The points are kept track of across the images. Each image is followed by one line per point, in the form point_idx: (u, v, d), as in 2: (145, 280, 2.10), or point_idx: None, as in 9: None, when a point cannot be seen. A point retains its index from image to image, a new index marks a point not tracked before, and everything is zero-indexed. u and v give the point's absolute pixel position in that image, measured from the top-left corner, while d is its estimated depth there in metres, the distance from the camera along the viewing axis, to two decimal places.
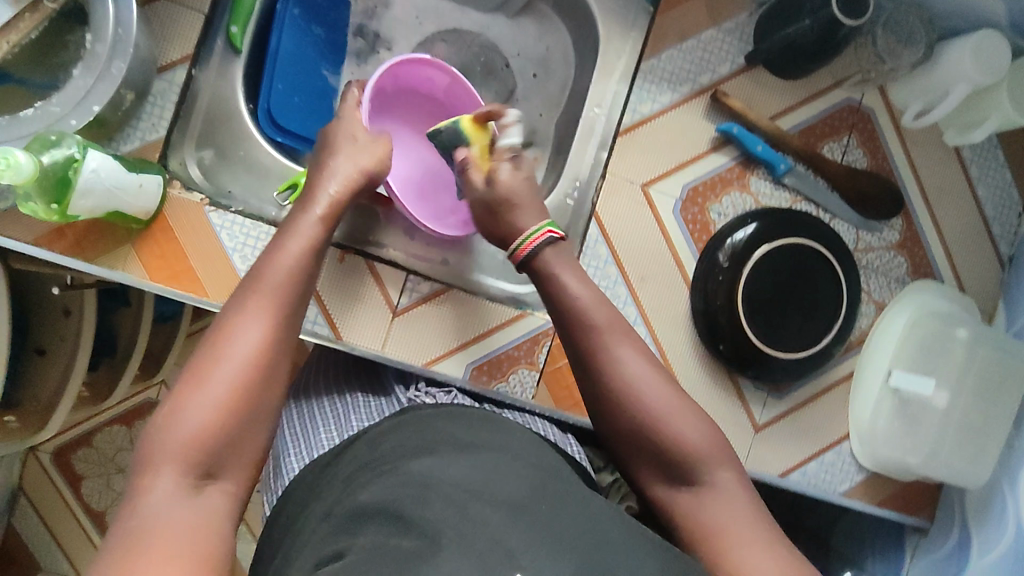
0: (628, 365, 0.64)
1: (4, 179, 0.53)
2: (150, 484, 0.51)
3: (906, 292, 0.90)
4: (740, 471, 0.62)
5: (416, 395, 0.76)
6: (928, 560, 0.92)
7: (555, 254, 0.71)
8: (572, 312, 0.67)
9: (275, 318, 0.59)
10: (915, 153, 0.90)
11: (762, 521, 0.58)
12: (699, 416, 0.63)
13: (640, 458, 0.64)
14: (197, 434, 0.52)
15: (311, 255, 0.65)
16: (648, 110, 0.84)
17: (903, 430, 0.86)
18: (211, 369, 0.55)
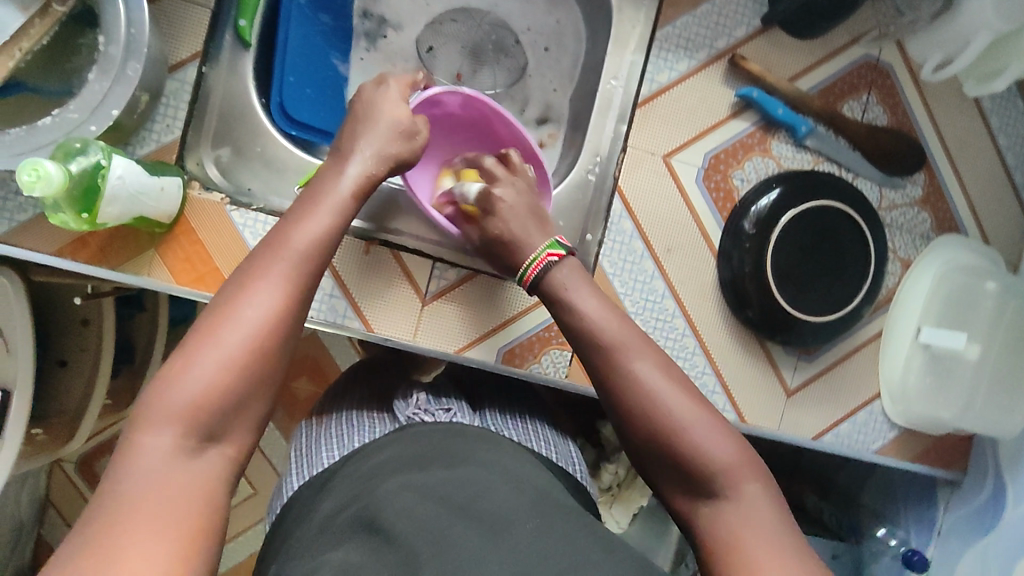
0: (644, 377, 0.61)
1: (36, 191, 0.53)
2: (147, 437, 0.49)
3: (933, 247, 0.90)
4: (772, 488, 0.56)
5: (415, 414, 0.67)
6: (963, 510, 0.94)
7: (565, 272, 0.71)
8: (587, 326, 0.66)
9: (291, 286, 0.57)
10: (935, 106, 0.89)
11: (793, 547, 0.51)
12: (723, 428, 0.59)
13: (661, 470, 0.59)
14: (199, 395, 0.51)
15: (332, 230, 0.62)
16: (665, 79, 0.83)
17: (936, 386, 0.86)
18: (221, 332, 0.53)
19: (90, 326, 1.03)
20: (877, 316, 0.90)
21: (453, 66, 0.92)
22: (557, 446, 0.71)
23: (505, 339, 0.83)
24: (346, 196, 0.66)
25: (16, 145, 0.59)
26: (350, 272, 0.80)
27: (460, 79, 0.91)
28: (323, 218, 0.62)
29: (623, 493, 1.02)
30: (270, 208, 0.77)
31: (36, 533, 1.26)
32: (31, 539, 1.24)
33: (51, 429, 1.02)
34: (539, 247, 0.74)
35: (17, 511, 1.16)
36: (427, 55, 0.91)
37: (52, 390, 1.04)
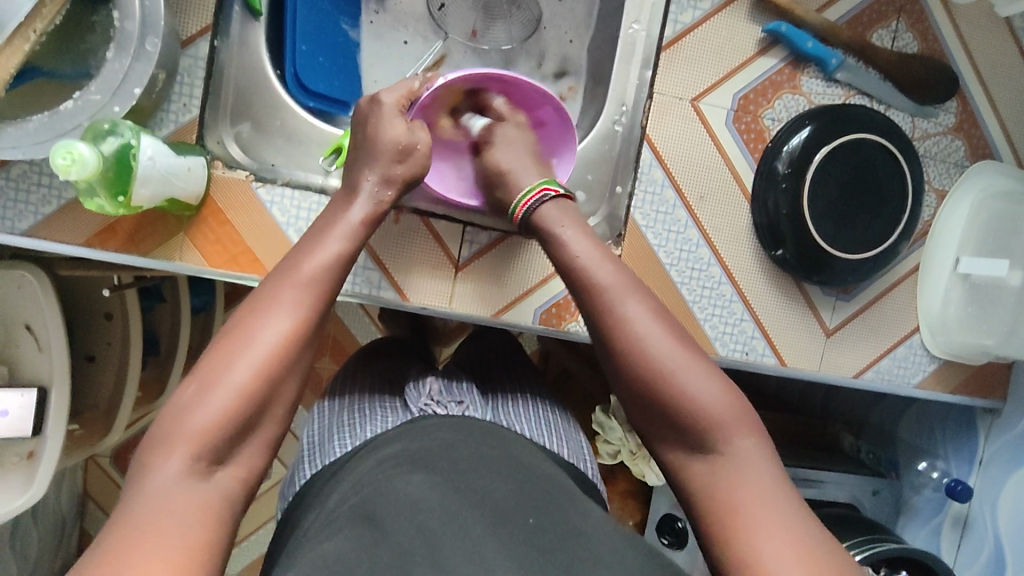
0: (636, 322, 0.58)
1: (71, 176, 0.52)
2: (159, 466, 0.48)
3: (967, 176, 0.88)
4: (763, 439, 0.55)
5: (427, 403, 0.70)
6: (1003, 439, 0.93)
7: (555, 211, 0.67)
8: (577, 270, 0.62)
9: (303, 311, 0.56)
10: (967, 29, 0.86)
11: (787, 505, 0.50)
12: (716, 380, 0.56)
13: (652, 422, 0.57)
14: (210, 425, 0.50)
15: (341, 257, 0.61)
16: (690, 19, 0.80)
17: (976, 315, 0.86)
18: (233, 359, 0.53)
19: (114, 319, 1.02)
20: (915, 249, 0.88)
21: (466, 23, 0.89)
22: (567, 441, 0.73)
23: (541, 300, 0.82)
24: (356, 221, 0.65)
25: (41, 132, 0.58)
26: (381, 242, 0.79)
27: (475, 36, 0.89)
28: (338, 245, 0.62)
29: None
30: (294, 181, 0.75)
31: (79, 526, 1.28)
32: (74, 532, 1.26)
33: (87, 424, 1.02)
34: (532, 183, 0.71)
35: (59, 507, 1.17)
36: (438, 13, 0.88)
37: (84, 386, 1.04)
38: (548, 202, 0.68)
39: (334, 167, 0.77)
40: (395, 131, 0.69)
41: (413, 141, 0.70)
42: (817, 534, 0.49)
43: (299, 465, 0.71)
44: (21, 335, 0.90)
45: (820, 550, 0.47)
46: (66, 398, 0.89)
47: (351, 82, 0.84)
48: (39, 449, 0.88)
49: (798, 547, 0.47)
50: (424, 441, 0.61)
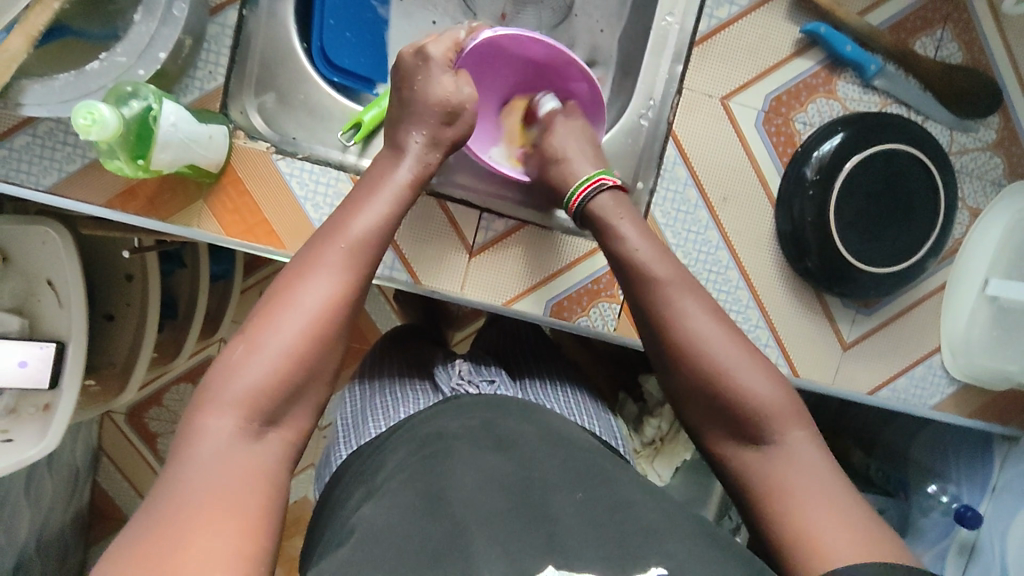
0: (692, 318, 0.59)
1: (91, 136, 0.52)
2: (211, 425, 0.48)
3: (1003, 196, 0.85)
4: (815, 432, 0.56)
5: (460, 382, 0.71)
6: (1018, 468, 0.90)
7: (608, 200, 0.68)
8: (629, 260, 0.63)
9: (353, 277, 0.55)
10: (1015, 41, 0.82)
11: (841, 494, 0.51)
12: (769, 373, 0.57)
13: (703, 414, 0.58)
14: (262, 387, 0.50)
15: (389, 219, 0.60)
16: (726, 14, 0.78)
17: (1002, 338, 0.83)
18: (282, 319, 0.52)
19: (134, 280, 1.04)
20: (941, 267, 0.86)
21: (495, 6, 0.88)
22: (598, 420, 0.74)
23: (553, 292, 0.81)
24: (402, 182, 0.64)
25: (66, 91, 0.59)
26: None
27: (504, 20, 0.88)
28: (386, 207, 0.61)
29: (667, 447, 1.03)
30: (315, 156, 0.76)
31: (91, 479, 1.32)
32: (87, 485, 1.30)
33: (103, 381, 1.04)
34: (588, 173, 0.71)
35: (73, 460, 1.20)
36: None
37: (101, 343, 1.06)
38: (605, 191, 0.68)
39: (352, 143, 0.76)
40: (443, 88, 0.68)
41: (461, 98, 0.69)
42: (871, 521, 0.50)
43: (334, 447, 0.73)
44: (43, 290, 0.92)
45: (877, 535, 0.48)
46: (82, 355, 0.91)
47: (377, 59, 0.84)
48: (54, 402, 0.90)
49: (852, 532, 0.48)
50: (461, 419, 0.62)
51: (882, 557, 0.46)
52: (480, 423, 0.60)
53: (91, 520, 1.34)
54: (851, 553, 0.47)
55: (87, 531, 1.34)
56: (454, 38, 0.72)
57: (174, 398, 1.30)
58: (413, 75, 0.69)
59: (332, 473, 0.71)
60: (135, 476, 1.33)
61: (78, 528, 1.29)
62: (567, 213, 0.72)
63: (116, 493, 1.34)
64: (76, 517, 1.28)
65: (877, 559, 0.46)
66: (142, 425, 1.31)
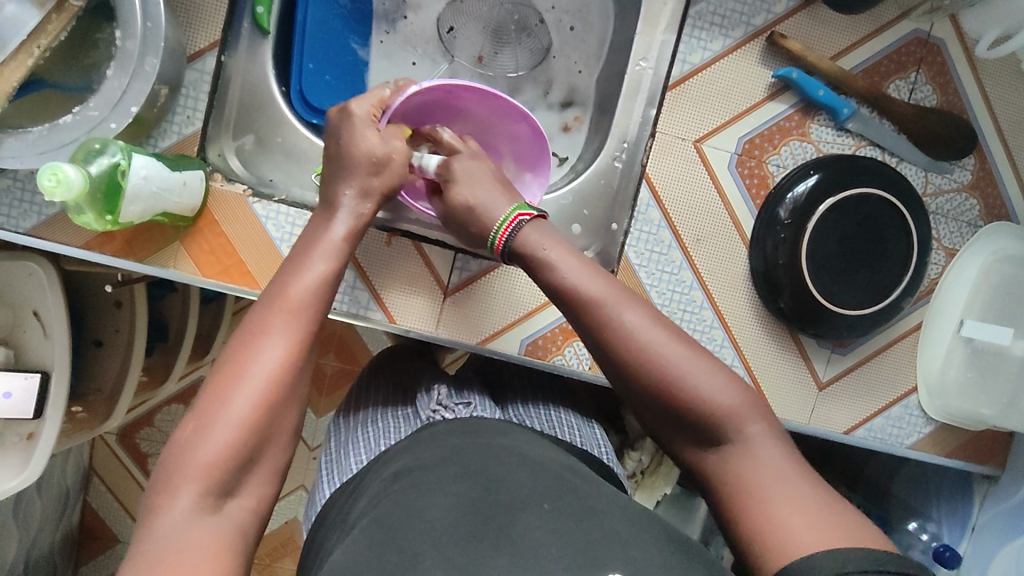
0: (635, 329, 0.58)
1: (56, 196, 0.54)
2: (168, 504, 0.49)
3: (979, 237, 0.85)
4: (774, 422, 0.56)
5: (437, 407, 0.72)
6: (999, 508, 0.90)
7: (534, 233, 0.65)
8: (562, 285, 0.61)
9: (299, 337, 0.57)
10: (990, 84, 0.83)
11: (808, 486, 0.51)
12: (721, 372, 0.57)
13: (666, 422, 0.58)
14: (217, 458, 0.51)
15: (328, 276, 0.62)
16: (698, 60, 0.79)
17: (977, 381, 0.83)
18: (233, 392, 0.53)
19: (122, 309, 1.05)
20: (917, 307, 0.86)
21: (474, 47, 0.89)
22: (581, 431, 0.74)
23: (527, 331, 0.82)
24: (339, 238, 0.65)
25: (40, 143, 0.61)
26: (370, 261, 0.79)
27: (482, 61, 0.89)
28: (325, 266, 0.62)
29: (646, 480, 1.04)
30: (292, 199, 0.77)
31: (81, 500, 1.32)
32: (77, 506, 1.30)
33: (90, 408, 1.05)
34: (505, 211, 0.68)
35: (62, 483, 1.21)
36: (447, 36, 0.89)
37: (88, 370, 1.07)
38: (520, 230, 0.66)
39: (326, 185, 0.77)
40: (371, 141, 0.69)
41: (389, 151, 0.69)
42: (831, 501, 0.50)
43: (318, 487, 0.72)
44: (27, 320, 0.92)
45: (839, 517, 0.48)
46: (65, 385, 0.91)
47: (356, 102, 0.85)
48: (37, 432, 0.90)
49: (818, 521, 0.48)
50: (432, 450, 0.61)
51: (847, 541, 0.46)
52: (452, 450, 0.60)
53: (81, 541, 1.34)
54: (812, 542, 0.46)
55: (78, 551, 1.34)
56: (378, 96, 0.72)
57: (164, 420, 1.31)
58: (365, 133, 0.69)
59: (317, 512, 0.70)
60: (125, 497, 1.33)
61: (67, 550, 1.29)
62: (494, 254, 0.69)
63: (106, 513, 1.34)
64: (65, 538, 1.28)
65: (843, 542, 0.46)
66: (132, 447, 1.32)
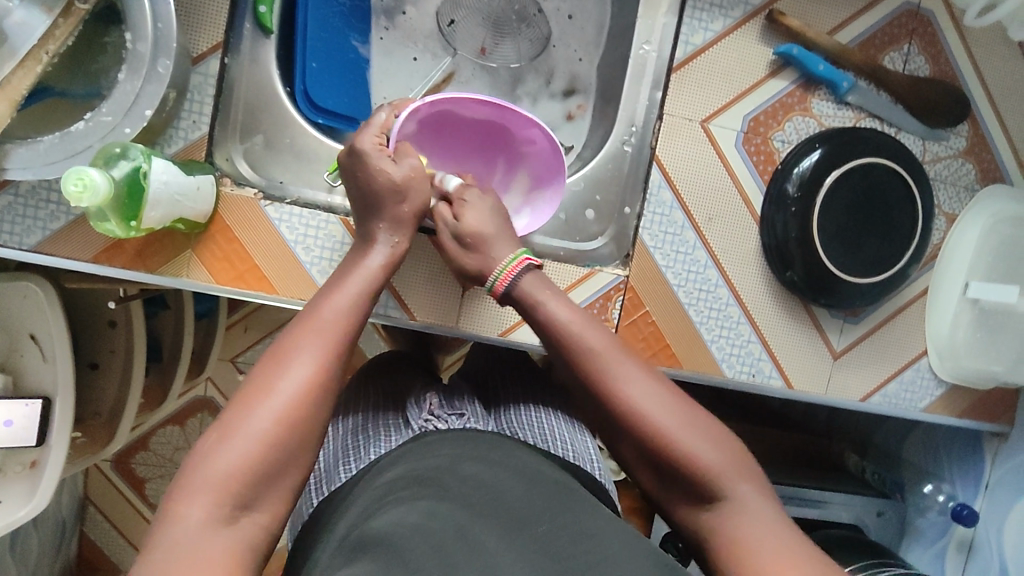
0: (628, 385, 0.57)
1: (83, 202, 0.54)
2: (183, 512, 0.46)
3: (977, 200, 0.88)
4: (763, 484, 0.54)
5: (429, 421, 0.68)
6: (1011, 464, 0.92)
7: (531, 280, 0.65)
8: (560, 335, 0.61)
9: (326, 356, 0.54)
10: (979, 53, 0.85)
11: (803, 549, 0.48)
12: (712, 432, 0.56)
13: (657, 477, 0.57)
14: (236, 471, 0.48)
15: (360, 298, 0.60)
16: (701, 41, 0.80)
17: (985, 340, 0.86)
18: (259, 403, 0.51)
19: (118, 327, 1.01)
20: (924, 272, 0.88)
21: (475, 40, 0.89)
22: (571, 439, 0.72)
23: None
24: (374, 267, 0.63)
25: (50, 153, 0.60)
26: None
27: (484, 53, 0.89)
28: (359, 287, 0.60)
29: None
30: (303, 200, 0.76)
31: (77, 532, 1.27)
32: (73, 537, 1.25)
33: (90, 431, 1.01)
34: (512, 253, 0.67)
35: (59, 513, 1.16)
36: (448, 29, 0.88)
37: (87, 392, 1.03)
38: (529, 272, 0.65)
39: (338, 183, 0.77)
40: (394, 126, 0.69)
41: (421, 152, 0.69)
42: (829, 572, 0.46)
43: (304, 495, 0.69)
44: (24, 344, 0.87)
45: None
46: (70, 408, 0.87)
47: (361, 100, 0.85)
48: (40, 460, 0.85)
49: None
50: (429, 459, 0.59)
51: None
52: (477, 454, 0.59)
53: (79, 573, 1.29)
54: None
55: None
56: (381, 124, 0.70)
57: (162, 442, 1.26)
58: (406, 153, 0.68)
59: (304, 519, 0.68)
60: (123, 526, 1.28)
61: None
62: (492, 295, 0.67)
63: (104, 546, 1.29)
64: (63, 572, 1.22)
65: None
66: (129, 472, 1.27)
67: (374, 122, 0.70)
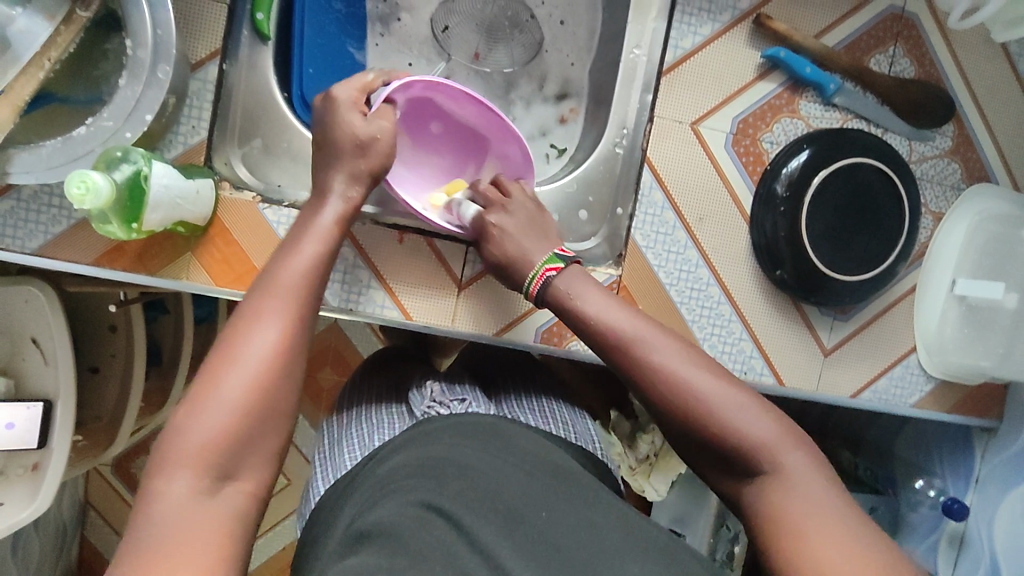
0: (671, 364, 0.58)
1: (86, 205, 0.55)
2: (165, 486, 0.47)
3: (963, 199, 0.89)
4: (813, 454, 0.54)
5: (432, 405, 0.69)
6: (1001, 457, 0.93)
7: (568, 281, 0.66)
8: (597, 324, 0.62)
9: (289, 318, 0.55)
10: (964, 55, 0.87)
11: (853, 520, 0.49)
12: (760, 406, 0.56)
13: (701, 454, 0.57)
14: (215, 438, 0.49)
15: (318, 259, 0.61)
16: (690, 44, 0.82)
17: (974, 335, 0.86)
18: (229, 371, 0.51)
19: (118, 331, 1.02)
20: (910, 271, 0.89)
21: (469, 45, 0.91)
22: (575, 426, 0.73)
23: (542, 319, 0.83)
24: (330, 224, 0.64)
25: (54, 157, 0.61)
26: (387, 262, 0.80)
27: (478, 58, 0.91)
28: (316, 247, 0.61)
29: (662, 461, 1.03)
30: (301, 203, 0.77)
31: (78, 536, 1.27)
32: (75, 540, 1.25)
33: (91, 435, 1.02)
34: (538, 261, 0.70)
35: (60, 516, 1.17)
36: (442, 35, 0.90)
37: (88, 395, 1.04)
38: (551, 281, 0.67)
39: None
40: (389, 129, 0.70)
41: None
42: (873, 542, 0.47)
43: (313, 483, 0.70)
44: (27, 349, 0.88)
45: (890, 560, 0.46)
46: (71, 412, 0.88)
47: None
48: (43, 462, 0.86)
49: None
50: (428, 447, 0.59)
51: None
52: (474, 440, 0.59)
53: None
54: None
55: None
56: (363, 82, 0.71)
57: None
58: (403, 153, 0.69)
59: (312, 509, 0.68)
60: (123, 529, 1.29)
61: None
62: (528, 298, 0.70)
63: (105, 549, 1.30)
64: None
65: None
66: (129, 474, 1.28)
67: (360, 78, 0.72)
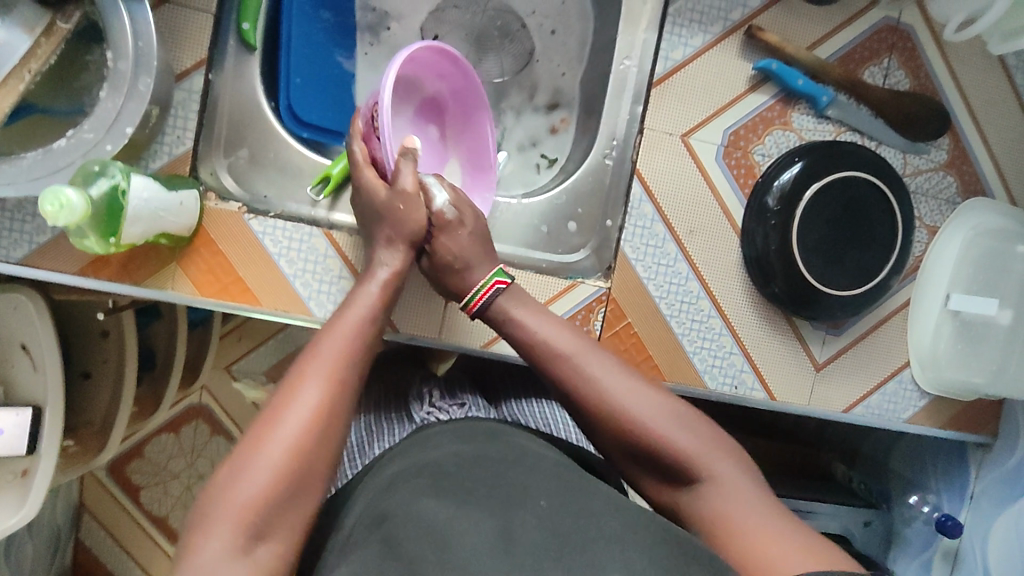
0: (607, 383, 0.60)
1: (61, 220, 0.55)
2: (201, 544, 0.47)
3: (959, 213, 0.88)
4: (741, 457, 0.59)
5: (431, 411, 0.70)
6: (995, 473, 0.92)
7: (509, 300, 0.66)
8: (538, 344, 0.63)
9: (331, 377, 0.55)
10: (959, 67, 0.86)
11: (778, 513, 0.54)
12: (687, 416, 0.59)
13: (642, 467, 0.60)
14: (251, 500, 0.48)
15: (360, 319, 0.60)
16: (680, 56, 0.81)
17: (966, 350, 0.86)
18: (268, 432, 0.51)
19: (108, 338, 1.02)
20: (904, 285, 0.88)
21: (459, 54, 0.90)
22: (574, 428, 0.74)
23: None
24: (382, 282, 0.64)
25: (34, 169, 0.61)
26: None
27: None
28: (355, 307, 0.61)
29: None
30: (288, 214, 0.77)
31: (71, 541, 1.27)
32: (68, 545, 1.25)
33: (81, 441, 1.02)
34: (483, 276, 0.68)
35: (53, 521, 1.17)
36: None
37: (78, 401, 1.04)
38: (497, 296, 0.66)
39: (321, 197, 0.78)
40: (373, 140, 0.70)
41: None
42: (810, 533, 0.52)
43: None
44: (15, 356, 0.88)
45: (825, 549, 0.50)
46: (60, 419, 0.87)
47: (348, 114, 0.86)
48: (30, 470, 0.86)
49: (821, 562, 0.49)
50: (411, 456, 0.59)
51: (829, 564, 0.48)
52: (457, 453, 0.58)
53: None
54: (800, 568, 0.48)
55: None
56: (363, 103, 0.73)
57: (157, 450, 1.26)
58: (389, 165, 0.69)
59: None
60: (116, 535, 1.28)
61: None
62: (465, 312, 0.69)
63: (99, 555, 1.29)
64: None
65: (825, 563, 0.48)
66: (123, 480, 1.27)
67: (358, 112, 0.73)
